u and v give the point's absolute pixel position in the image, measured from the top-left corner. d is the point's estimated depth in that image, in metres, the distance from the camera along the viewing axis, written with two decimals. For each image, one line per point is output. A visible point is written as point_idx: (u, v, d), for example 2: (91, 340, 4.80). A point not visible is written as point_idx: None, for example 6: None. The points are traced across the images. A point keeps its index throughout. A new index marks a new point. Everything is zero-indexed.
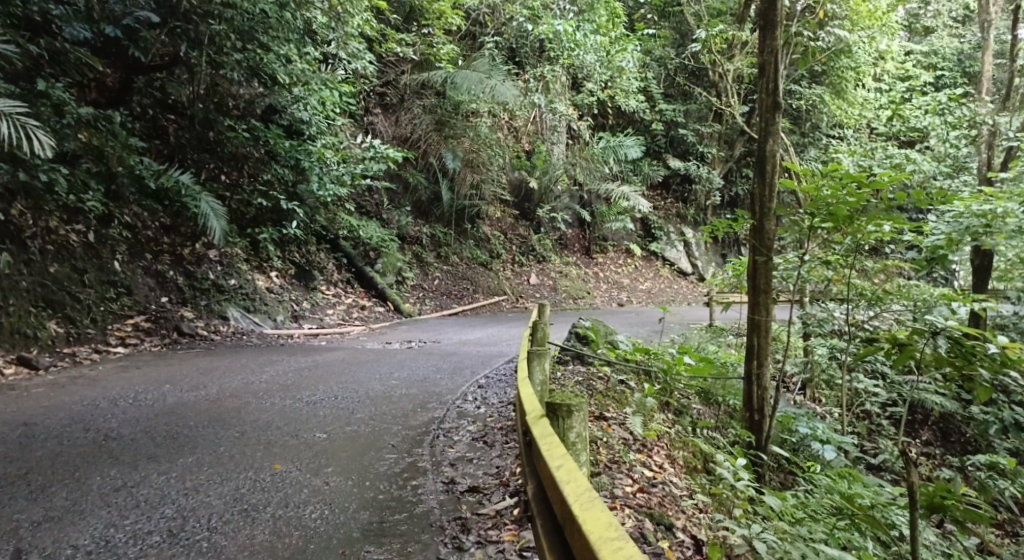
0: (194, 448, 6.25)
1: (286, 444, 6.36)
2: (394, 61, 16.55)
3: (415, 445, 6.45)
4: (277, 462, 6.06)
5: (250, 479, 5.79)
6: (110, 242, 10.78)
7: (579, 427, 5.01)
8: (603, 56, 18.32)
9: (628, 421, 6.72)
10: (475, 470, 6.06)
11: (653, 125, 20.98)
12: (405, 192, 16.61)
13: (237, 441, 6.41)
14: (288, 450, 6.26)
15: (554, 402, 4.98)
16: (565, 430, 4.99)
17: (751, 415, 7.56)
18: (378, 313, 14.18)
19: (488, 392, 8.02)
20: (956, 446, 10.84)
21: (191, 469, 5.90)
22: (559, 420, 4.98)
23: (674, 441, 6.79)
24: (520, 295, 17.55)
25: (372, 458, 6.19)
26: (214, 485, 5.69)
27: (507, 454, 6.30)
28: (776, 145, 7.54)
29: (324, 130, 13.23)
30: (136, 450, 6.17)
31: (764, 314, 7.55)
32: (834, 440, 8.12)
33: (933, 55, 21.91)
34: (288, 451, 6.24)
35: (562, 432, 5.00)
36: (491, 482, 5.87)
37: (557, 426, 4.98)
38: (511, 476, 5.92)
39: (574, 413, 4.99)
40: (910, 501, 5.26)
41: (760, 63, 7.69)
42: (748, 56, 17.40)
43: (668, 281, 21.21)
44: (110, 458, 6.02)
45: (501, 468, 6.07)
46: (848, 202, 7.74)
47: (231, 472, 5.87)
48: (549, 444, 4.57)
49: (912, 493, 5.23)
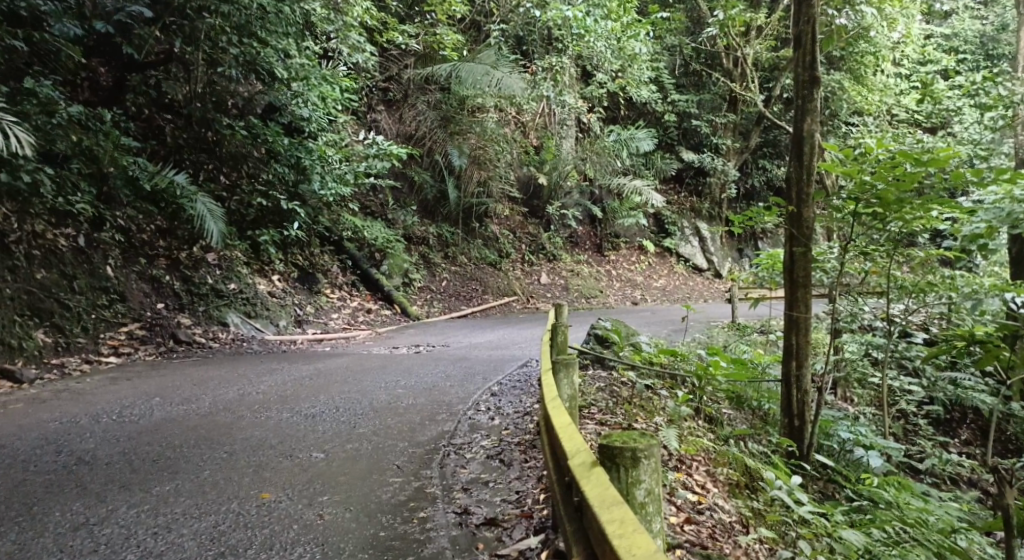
0: (175, 474, 5.67)
1: (278, 468, 5.78)
2: (397, 55, 16.06)
3: (423, 466, 5.84)
4: (265, 490, 5.47)
5: (231, 514, 5.20)
6: (101, 246, 10.23)
7: (649, 481, 4.07)
8: (615, 44, 17.38)
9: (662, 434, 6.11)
10: (491, 496, 5.45)
11: (665, 116, 20.42)
12: (411, 191, 16.13)
13: (223, 465, 5.83)
14: (279, 474, 5.68)
15: (615, 448, 4.03)
16: (631, 485, 4.05)
17: (790, 422, 7.00)
18: (385, 316, 13.61)
19: (501, 401, 7.42)
20: (996, 447, 10.24)
21: (167, 500, 5.33)
22: (624, 471, 4.04)
23: (718, 456, 6.17)
24: (531, 295, 16.93)
25: (375, 483, 5.60)
26: (188, 522, 5.11)
27: (528, 476, 5.71)
28: (813, 123, 6.93)
29: (325, 126, 12.49)
30: (109, 478, 5.60)
31: (802, 311, 6.96)
32: (878, 445, 7.54)
33: (953, 38, 21.37)
34: (279, 476, 5.66)
35: (628, 489, 4.05)
36: (512, 512, 5.26)
37: (620, 478, 4.03)
38: (534, 505, 5.31)
39: (641, 462, 4.05)
40: (1003, 524, 5.06)
41: (795, 35, 7.09)
42: (765, 40, 16.72)
43: (683, 279, 20.55)
44: (77, 489, 5.45)
45: (522, 493, 5.47)
46: (900, 182, 7.02)
47: (210, 507, 5.27)
48: (630, 537, 3.73)
49: (1005, 512, 5.02)
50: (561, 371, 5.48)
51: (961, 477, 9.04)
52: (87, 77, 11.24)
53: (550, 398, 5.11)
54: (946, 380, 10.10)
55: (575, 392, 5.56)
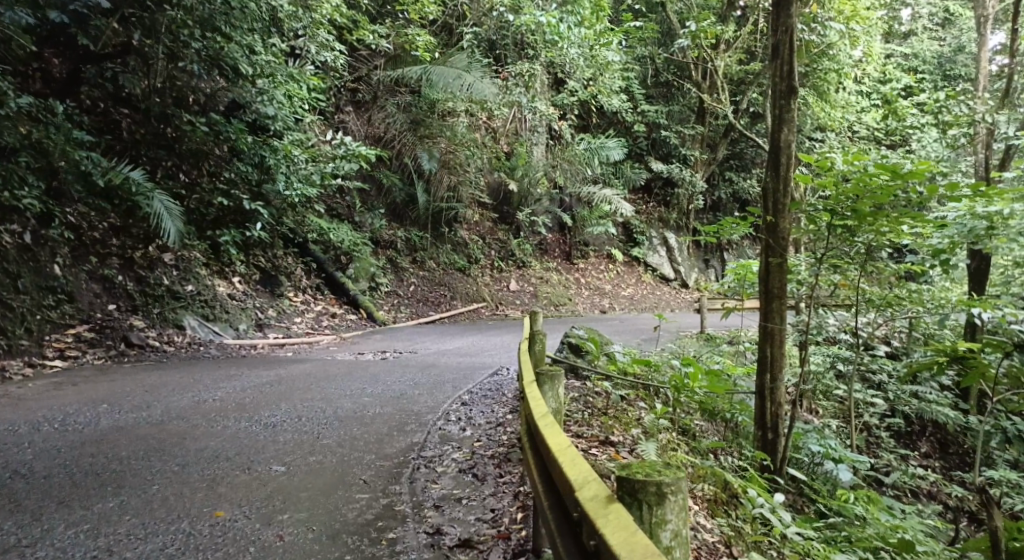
0: (120, 489, 5.36)
1: (234, 482, 5.50)
2: (367, 56, 15.78)
3: (391, 481, 5.60)
4: (220, 508, 5.19)
5: (184, 533, 4.91)
6: (49, 243, 9.83)
7: (675, 521, 3.82)
8: (587, 51, 17.30)
9: (640, 449, 5.92)
10: (465, 515, 5.23)
11: (635, 126, 20.38)
12: (378, 193, 15.86)
13: (176, 478, 5.54)
14: (235, 490, 5.40)
15: (636, 482, 3.81)
16: (656, 524, 3.80)
17: (764, 435, 6.86)
18: (350, 321, 13.32)
19: (472, 411, 7.21)
20: (956, 460, 10.17)
21: (111, 518, 5.03)
22: (647, 509, 3.80)
23: (698, 471, 5.96)
24: (499, 302, 16.70)
25: (339, 499, 5.35)
26: (135, 543, 4.82)
27: (502, 492, 5.49)
28: (791, 133, 6.82)
29: (291, 126, 12.25)
30: (47, 492, 5.28)
31: (777, 323, 6.84)
32: (847, 459, 7.41)
33: (914, 58, 21.63)
34: (235, 492, 5.38)
35: (652, 529, 3.80)
36: (488, 533, 5.05)
37: (644, 518, 3.79)
38: (511, 525, 5.11)
39: (666, 498, 3.81)
40: (991, 543, 5.25)
41: (773, 44, 6.98)
42: (733, 52, 16.61)
43: (650, 288, 20.49)
44: (11, 504, 5.13)
45: (498, 512, 5.26)
46: (875, 194, 6.78)
47: (159, 528, 4.97)
48: None
49: (993, 534, 5.22)
50: (545, 384, 5.28)
51: (926, 492, 9.00)
52: (40, 68, 10.77)
53: (540, 413, 4.72)
54: (906, 391, 10.07)
55: (560, 405, 5.33)
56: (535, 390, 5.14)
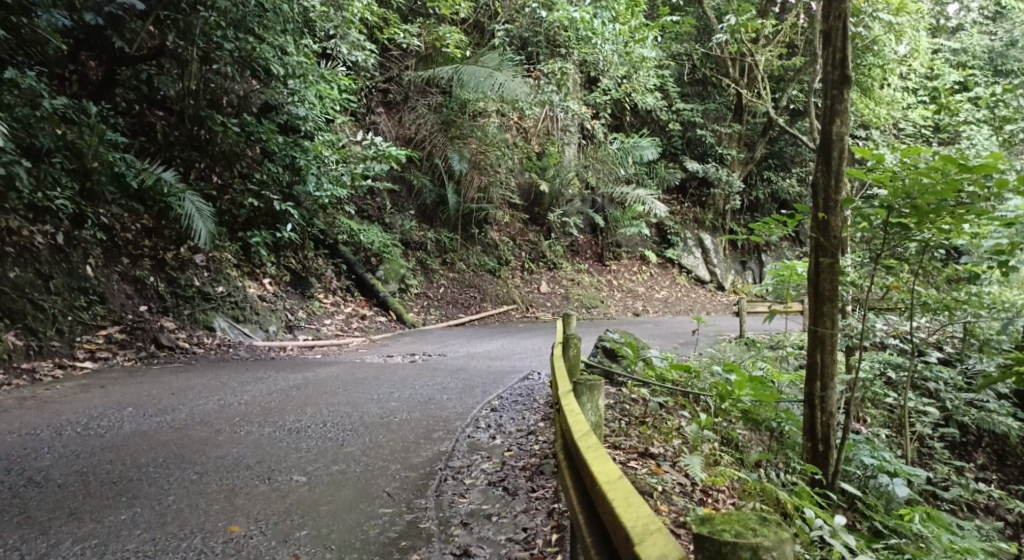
0: (136, 499, 5.17)
1: (251, 494, 5.27)
2: (398, 56, 15.61)
3: (417, 495, 5.34)
4: (234, 524, 4.96)
5: (196, 553, 4.68)
6: (81, 244, 9.72)
7: None
8: (622, 47, 17.01)
9: (685, 462, 5.59)
10: (495, 535, 4.94)
11: (669, 125, 20.04)
12: (409, 195, 15.72)
13: (194, 488, 5.33)
14: (251, 504, 5.16)
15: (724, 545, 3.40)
16: None
17: (814, 446, 6.52)
18: (380, 323, 13.14)
19: (503, 417, 6.95)
20: (1013, 473, 9.80)
21: (120, 533, 4.82)
22: None
23: (747, 487, 5.58)
24: (530, 303, 16.43)
25: (360, 514, 5.09)
26: None
27: (536, 510, 5.20)
28: (843, 126, 6.46)
29: (322, 126, 12.04)
30: (59, 503, 5.11)
31: (827, 327, 6.48)
32: (903, 473, 7.11)
33: (962, 53, 21.12)
34: (251, 506, 5.14)
35: None
36: (521, 555, 4.76)
37: None
38: (546, 547, 4.81)
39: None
40: None
41: (824, 32, 6.63)
42: (777, 47, 16.11)
43: (685, 290, 20.09)
44: (20, 514, 4.95)
45: (531, 532, 4.97)
46: (938, 191, 6.37)
47: (173, 544, 4.76)
48: None
49: None
50: (584, 395, 5.01)
51: (980, 505, 8.57)
52: (76, 70, 10.71)
53: (584, 437, 4.21)
54: (959, 399, 9.62)
55: (599, 418, 5.04)
56: (577, 411, 4.61)
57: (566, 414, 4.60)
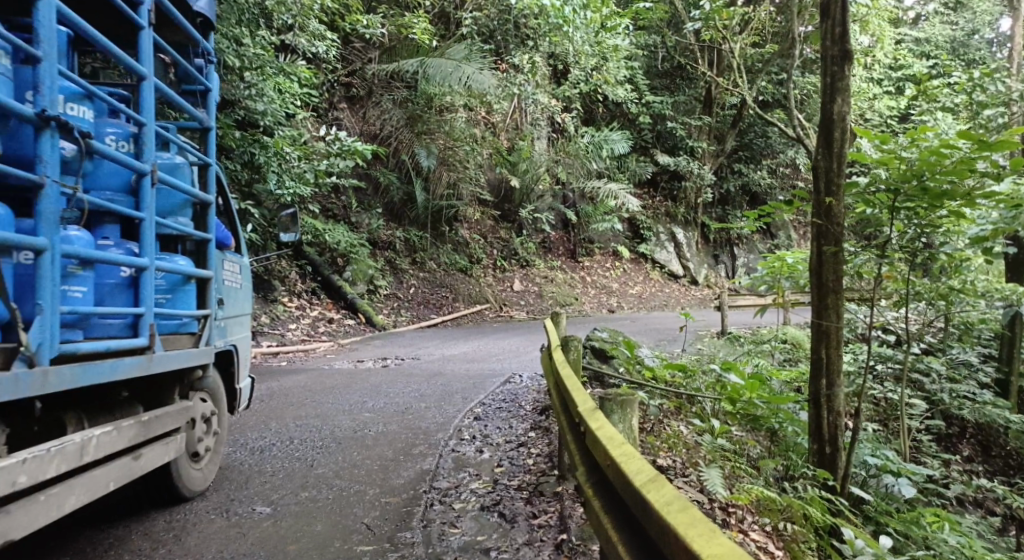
0: (69, 546, 4.56)
1: (204, 535, 4.69)
2: (359, 47, 14.71)
3: (399, 527, 4.77)
4: None
5: None
6: None
7: None
8: (592, 35, 16.57)
9: (702, 476, 5.05)
10: None
11: (640, 118, 19.73)
12: (376, 193, 15.18)
13: (138, 529, 4.76)
14: (206, 546, 4.56)
15: None
16: None
17: (821, 448, 6.10)
18: (347, 327, 12.54)
19: (488, 427, 6.46)
20: (997, 464, 9.26)
21: None
22: None
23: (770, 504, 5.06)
24: (504, 302, 15.93)
25: (332, 553, 4.51)
26: None
27: (539, 540, 4.61)
28: (844, 105, 6.05)
29: (281, 121, 11.34)
30: None
31: (832, 320, 6.10)
32: (907, 471, 6.75)
33: (925, 43, 21.14)
34: (205, 549, 4.54)
35: None
36: None
37: None
38: None
39: None
40: None
41: (820, 6, 6.20)
42: (749, 37, 15.68)
43: (659, 285, 19.75)
44: None
45: None
46: (951, 171, 5.74)
47: None
48: None
49: None
50: (615, 412, 4.23)
51: (980, 501, 8.24)
52: None
53: (655, 486, 2.83)
54: (948, 390, 9.29)
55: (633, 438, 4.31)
56: (615, 435, 3.27)
57: (603, 443, 3.27)
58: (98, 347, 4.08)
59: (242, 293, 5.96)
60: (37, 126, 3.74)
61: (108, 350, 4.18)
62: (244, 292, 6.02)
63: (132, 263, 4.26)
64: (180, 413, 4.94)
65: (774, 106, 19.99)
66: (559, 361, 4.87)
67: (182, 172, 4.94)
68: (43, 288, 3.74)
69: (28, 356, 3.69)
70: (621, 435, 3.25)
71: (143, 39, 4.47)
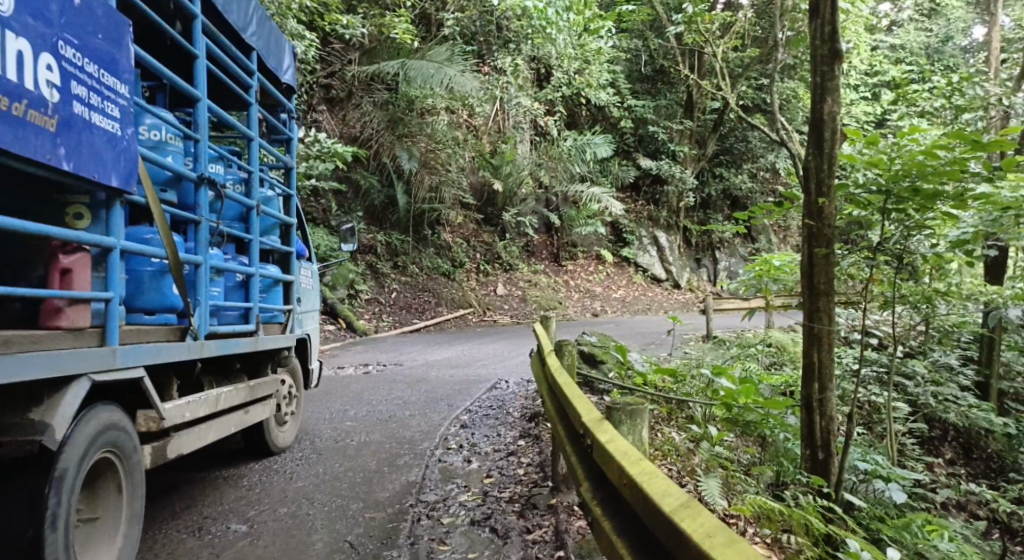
0: None
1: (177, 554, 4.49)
2: (338, 48, 14.43)
3: (384, 546, 4.57)
4: None
5: None
6: None
7: None
8: (574, 38, 16.45)
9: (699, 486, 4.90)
10: None
11: (622, 122, 19.67)
12: (356, 196, 14.99)
13: None
14: None
15: None
16: None
17: (814, 454, 5.99)
18: (328, 332, 12.33)
19: (475, 435, 6.29)
20: (980, 467, 9.24)
21: None
22: None
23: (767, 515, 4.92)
24: (487, 307, 15.77)
25: None
26: None
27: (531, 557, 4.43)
28: (834, 105, 5.97)
29: None
30: None
31: (824, 323, 5.99)
32: (898, 476, 6.66)
33: (901, 49, 21.30)
34: None
35: None
36: None
37: None
38: None
39: None
40: None
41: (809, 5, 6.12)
42: (731, 40, 15.61)
43: (642, 289, 19.65)
44: None
45: None
46: (944, 172, 5.61)
47: None
48: None
49: None
50: (625, 424, 3.91)
51: (968, 505, 8.17)
52: None
53: (692, 514, 2.69)
54: (933, 393, 9.21)
55: None
56: (633, 452, 3.12)
57: (620, 458, 3.11)
58: (229, 329, 5.08)
59: (311, 295, 6.92)
60: (196, 182, 4.76)
61: (234, 332, 5.18)
62: (313, 294, 6.98)
63: (248, 269, 5.28)
64: (275, 382, 5.90)
65: (755, 110, 19.99)
66: (556, 368, 4.66)
67: (274, 203, 5.97)
68: (201, 288, 4.73)
69: (194, 332, 4.69)
70: (638, 452, 3.11)
71: (250, 112, 5.61)
